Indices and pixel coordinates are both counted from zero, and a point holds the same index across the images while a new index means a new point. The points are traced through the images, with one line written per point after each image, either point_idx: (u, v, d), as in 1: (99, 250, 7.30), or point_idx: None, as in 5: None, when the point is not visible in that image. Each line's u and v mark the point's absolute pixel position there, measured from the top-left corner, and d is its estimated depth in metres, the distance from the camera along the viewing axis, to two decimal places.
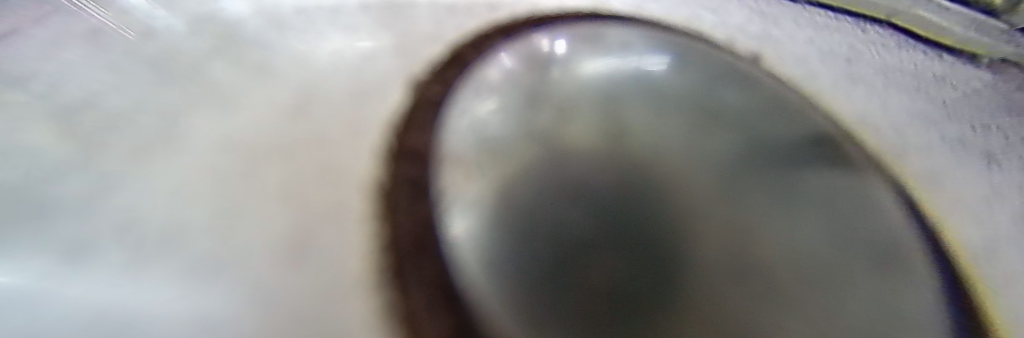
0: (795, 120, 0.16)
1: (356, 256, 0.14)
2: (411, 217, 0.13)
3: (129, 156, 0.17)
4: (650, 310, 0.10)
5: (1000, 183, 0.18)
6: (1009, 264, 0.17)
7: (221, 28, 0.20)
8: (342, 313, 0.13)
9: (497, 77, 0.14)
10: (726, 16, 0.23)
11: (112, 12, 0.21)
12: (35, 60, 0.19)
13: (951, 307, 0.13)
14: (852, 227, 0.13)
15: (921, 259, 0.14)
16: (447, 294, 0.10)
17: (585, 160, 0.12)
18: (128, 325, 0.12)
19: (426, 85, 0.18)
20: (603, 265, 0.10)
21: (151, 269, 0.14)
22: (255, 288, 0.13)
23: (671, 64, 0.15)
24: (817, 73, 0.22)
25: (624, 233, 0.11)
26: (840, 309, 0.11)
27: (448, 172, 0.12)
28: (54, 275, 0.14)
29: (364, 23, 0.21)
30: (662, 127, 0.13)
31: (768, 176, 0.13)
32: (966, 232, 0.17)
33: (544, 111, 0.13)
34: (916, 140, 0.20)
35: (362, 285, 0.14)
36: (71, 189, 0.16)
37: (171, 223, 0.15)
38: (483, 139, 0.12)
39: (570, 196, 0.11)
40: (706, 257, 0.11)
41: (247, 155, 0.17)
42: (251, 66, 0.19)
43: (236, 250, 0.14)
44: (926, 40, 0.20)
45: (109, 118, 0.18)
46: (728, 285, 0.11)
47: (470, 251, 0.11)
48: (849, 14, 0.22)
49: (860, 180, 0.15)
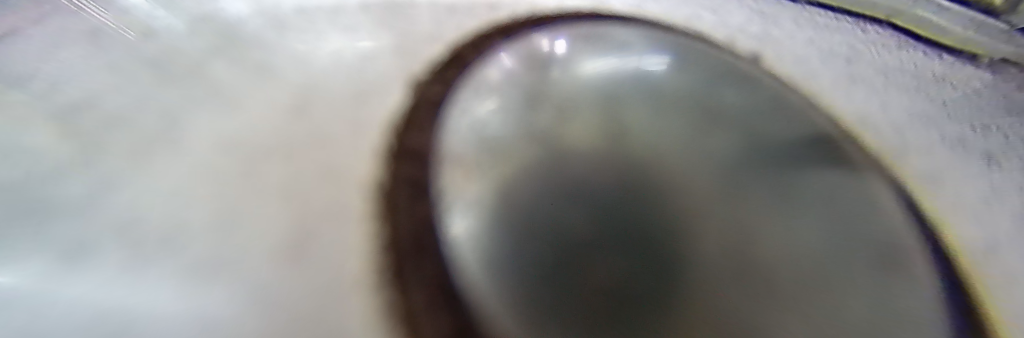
0: (796, 121, 0.16)
1: (356, 256, 0.15)
2: (411, 217, 0.13)
3: (129, 155, 0.17)
4: (650, 309, 0.10)
5: (1002, 183, 0.19)
6: (1007, 264, 0.17)
7: (222, 28, 0.20)
8: (343, 312, 0.13)
9: (497, 77, 0.14)
10: (727, 16, 0.23)
11: (111, 12, 0.20)
12: (35, 60, 0.19)
13: (951, 308, 0.13)
14: (853, 227, 0.13)
15: (922, 260, 0.14)
16: (447, 294, 0.11)
17: (585, 161, 0.12)
18: (134, 322, 0.12)
19: (426, 85, 0.18)
20: (603, 264, 0.10)
21: (153, 268, 0.14)
22: (256, 288, 0.13)
23: (671, 65, 0.15)
24: (817, 73, 0.22)
25: (624, 233, 0.11)
26: (840, 310, 0.11)
27: (448, 173, 0.12)
28: (54, 274, 0.14)
29: (364, 22, 0.21)
30: (663, 126, 0.13)
31: (768, 177, 0.13)
32: (964, 231, 0.18)
33: (543, 112, 0.13)
34: (915, 141, 0.20)
35: (362, 284, 0.14)
36: (72, 188, 0.16)
37: (172, 224, 0.15)
38: (483, 139, 0.12)
39: (570, 195, 0.12)
40: (709, 256, 0.11)
41: (248, 155, 0.17)
42: (251, 66, 0.19)
43: (236, 250, 0.14)
44: (925, 41, 0.21)
45: (109, 118, 0.18)
46: (729, 284, 0.11)
47: (469, 251, 0.11)
48: (849, 14, 0.22)
49: (861, 182, 0.15)
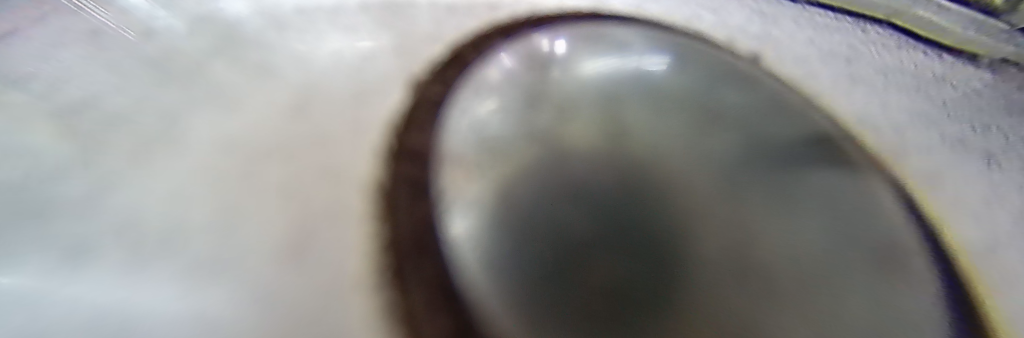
0: (796, 121, 0.16)
1: (356, 255, 0.15)
2: (411, 218, 0.13)
3: (129, 156, 0.17)
4: (652, 310, 0.10)
5: (1000, 183, 0.19)
6: (1007, 263, 0.17)
7: (221, 28, 0.20)
8: (344, 312, 0.13)
9: (497, 77, 0.14)
10: (727, 16, 0.23)
11: (111, 12, 0.20)
12: (34, 60, 0.19)
13: (951, 309, 0.13)
14: (853, 229, 0.13)
15: (922, 259, 0.14)
16: (446, 295, 0.11)
17: (585, 161, 0.12)
18: (133, 321, 0.12)
19: (426, 85, 0.18)
20: (603, 265, 0.10)
21: (152, 268, 0.14)
22: (256, 288, 0.13)
23: (670, 65, 0.15)
24: (818, 73, 0.22)
25: (625, 233, 0.11)
26: (841, 310, 0.11)
27: (448, 174, 0.12)
28: (54, 276, 0.13)
29: (363, 22, 0.21)
30: (663, 125, 0.13)
31: (767, 178, 0.13)
32: (963, 230, 0.18)
33: (544, 111, 0.13)
34: (916, 140, 0.20)
35: (364, 285, 0.14)
36: (71, 190, 0.16)
37: (172, 224, 0.15)
38: (483, 139, 0.12)
39: (571, 195, 0.11)
40: (708, 256, 0.11)
41: (248, 155, 0.17)
42: (250, 66, 0.19)
43: (237, 251, 0.14)
44: (926, 41, 0.21)
45: (109, 119, 0.18)
46: (730, 285, 0.11)
47: (470, 251, 0.11)
48: (849, 14, 0.22)
49: (862, 182, 0.15)
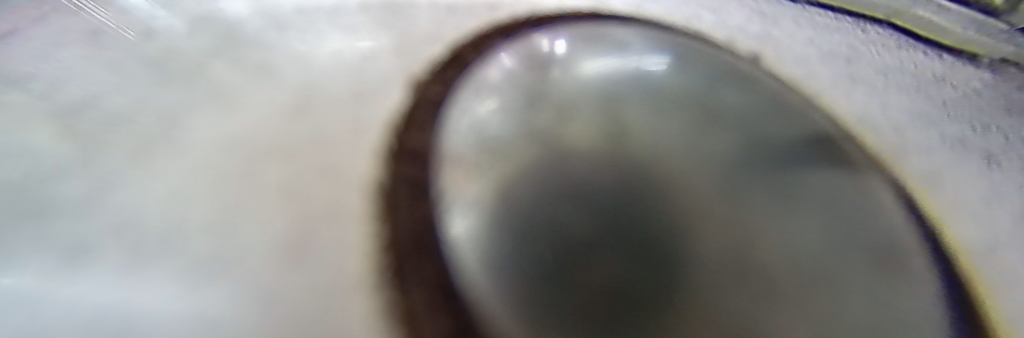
0: (796, 121, 0.16)
1: (356, 255, 0.15)
2: (411, 218, 0.13)
3: (129, 156, 0.17)
4: (651, 309, 0.10)
5: (1000, 183, 0.19)
6: (1007, 263, 0.17)
7: (221, 28, 0.20)
8: (343, 312, 0.13)
9: (497, 77, 0.14)
10: (727, 16, 0.23)
11: (111, 12, 0.20)
12: (34, 60, 0.19)
13: (951, 309, 0.13)
14: (853, 228, 0.13)
15: (922, 259, 0.14)
16: (446, 295, 0.11)
17: (585, 161, 0.12)
18: (133, 321, 0.12)
19: (426, 84, 0.18)
20: (603, 265, 0.10)
21: (152, 269, 0.14)
22: (256, 288, 0.13)
23: (670, 65, 0.15)
24: (818, 73, 0.22)
25: (625, 233, 0.11)
26: (841, 309, 0.11)
27: (448, 173, 0.12)
28: (54, 277, 0.14)
29: (363, 22, 0.21)
30: (662, 125, 0.13)
31: (767, 177, 0.13)
32: (963, 230, 0.18)
33: (544, 111, 0.13)
34: (915, 139, 0.20)
35: (364, 284, 0.14)
36: (71, 190, 0.16)
37: (172, 224, 0.15)
38: (483, 139, 0.12)
39: (570, 195, 0.11)
40: (708, 257, 0.11)
41: (248, 155, 0.17)
42: (250, 66, 0.19)
43: (237, 251, 0.14)
44: (926, 41, 0.21)
45: (108, 119, 0.18)
46: (729, 285, 0.11)
47: (470, 251, 0.11)
48: (849, 14, 0.22)
49: (862, 182, 0.15)
